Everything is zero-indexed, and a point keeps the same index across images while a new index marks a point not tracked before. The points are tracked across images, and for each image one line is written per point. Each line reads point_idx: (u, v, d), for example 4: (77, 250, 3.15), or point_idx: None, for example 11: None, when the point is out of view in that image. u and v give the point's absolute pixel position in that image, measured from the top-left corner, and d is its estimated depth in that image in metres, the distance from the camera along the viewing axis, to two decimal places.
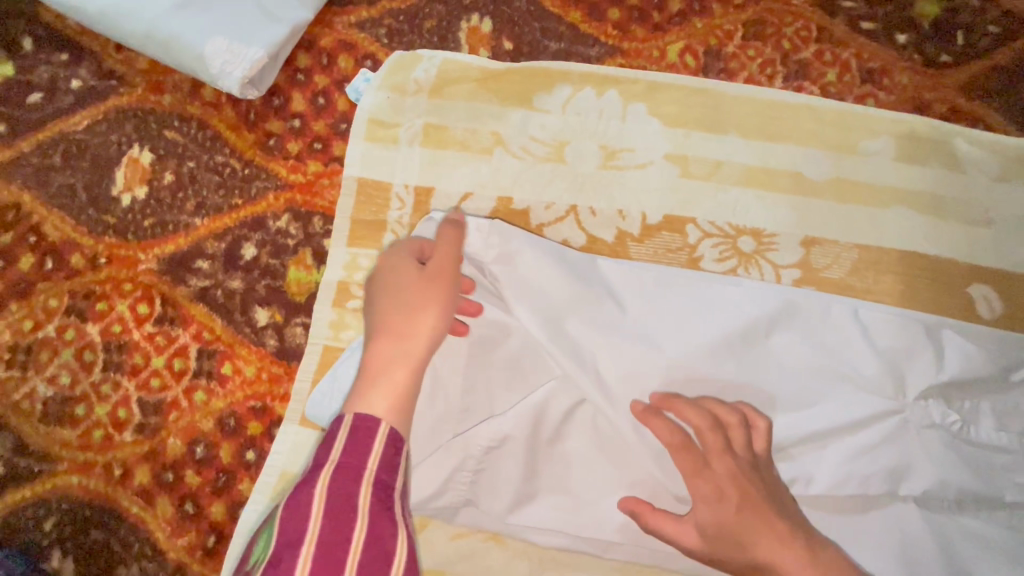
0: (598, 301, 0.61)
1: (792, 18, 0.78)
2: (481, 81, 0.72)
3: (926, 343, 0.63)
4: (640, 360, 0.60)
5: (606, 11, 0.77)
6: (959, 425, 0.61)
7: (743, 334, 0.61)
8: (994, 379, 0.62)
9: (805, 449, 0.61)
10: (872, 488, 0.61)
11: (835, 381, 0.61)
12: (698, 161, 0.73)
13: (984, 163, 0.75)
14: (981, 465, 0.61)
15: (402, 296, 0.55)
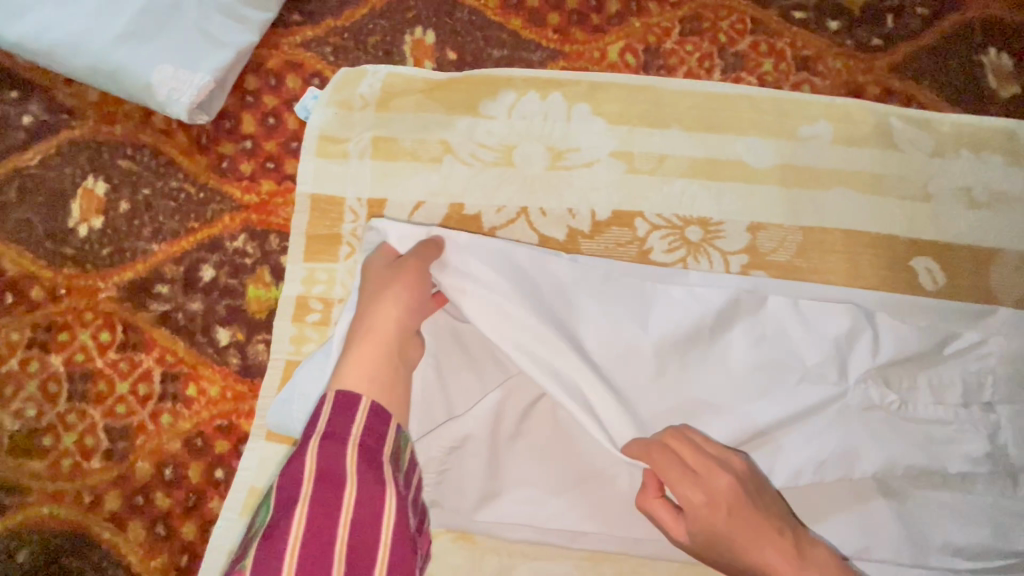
0: (546, 305, 0.61)
1: (726, 12, 0.81)
2: (427, 92, 0.74)
3: (866, 324, 0.65)
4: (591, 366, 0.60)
5: (546, 17, 0.79)
6: (897, 404, 0.64)
7: (689, 330, 0.63)
8: (929, 355, 0.66)
9: (756, 434, 0.63)
10: (826, 476, 0.64)
11: (782, 364, 0.64)
12: (643, 156, 0.75)
13: (919, 139, 0.77)
14: (924, 439, 0.64)
15: (374, 290, 0.59)
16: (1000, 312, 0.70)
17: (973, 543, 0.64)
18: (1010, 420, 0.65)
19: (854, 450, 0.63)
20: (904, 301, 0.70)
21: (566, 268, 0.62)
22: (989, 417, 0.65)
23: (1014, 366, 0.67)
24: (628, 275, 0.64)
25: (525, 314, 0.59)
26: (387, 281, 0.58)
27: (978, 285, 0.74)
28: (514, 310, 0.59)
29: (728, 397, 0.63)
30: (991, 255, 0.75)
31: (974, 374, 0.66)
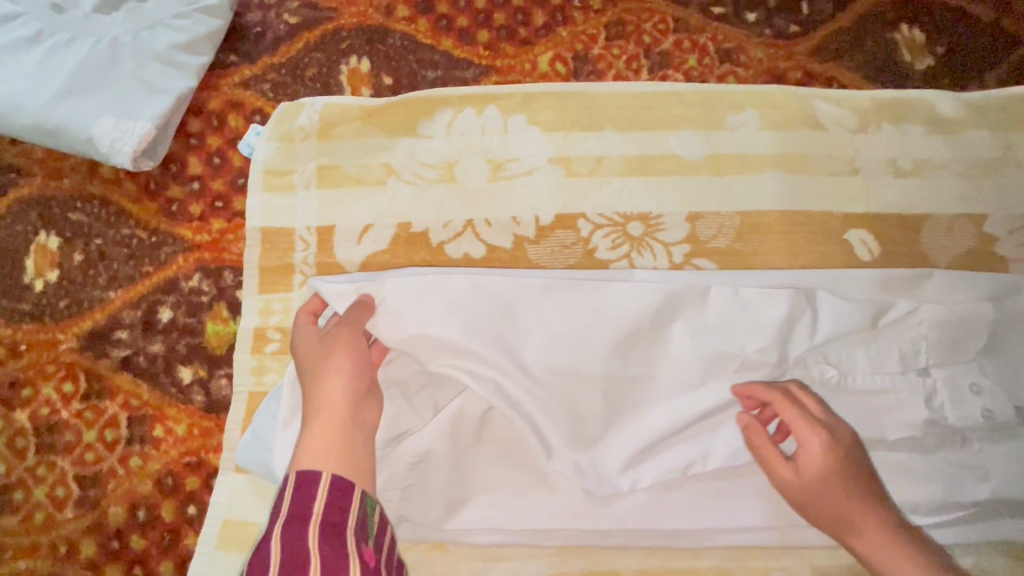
0: (479, 326, 0.64)
1: (647, 14, 0.84)
2: (365, 118, 0.77)
3: (805, 305, 0.68)
4: (522, 381, 0.64)
5: (475, 35, 0.82)
6: (837, 378, 0.69)
7: (628, 334, 0.66)
8: (866, 327, 0.69)
9: (702, 425, 0.67)
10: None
11: (726, 354, 0.67)
12: (580, 159, 0.77)
13: (843, 117, 0.80)
14: (861, 412, 0.69)
15: (316, 364, 0.62)
16: (934, 273, 0.72)
17: (925, 498, 0.67)
18: (945, 384, 0.68)
19: None
20: (842, 275, 0.73)
21: (500, 287, 0.65)
22: (926, 383, 0.68)
23: (948, 330, 0.69)
24: (563, 287, 0.67)
25: (459, 338, 0.64)
26: (326, 353, 0.62)
27: (912, 250, 0.77)
28: (447, 337, 0.63)
29: (672, 388, 0.67)
30: (921, 220, 0.78)
31: (909, 342, 0.69)
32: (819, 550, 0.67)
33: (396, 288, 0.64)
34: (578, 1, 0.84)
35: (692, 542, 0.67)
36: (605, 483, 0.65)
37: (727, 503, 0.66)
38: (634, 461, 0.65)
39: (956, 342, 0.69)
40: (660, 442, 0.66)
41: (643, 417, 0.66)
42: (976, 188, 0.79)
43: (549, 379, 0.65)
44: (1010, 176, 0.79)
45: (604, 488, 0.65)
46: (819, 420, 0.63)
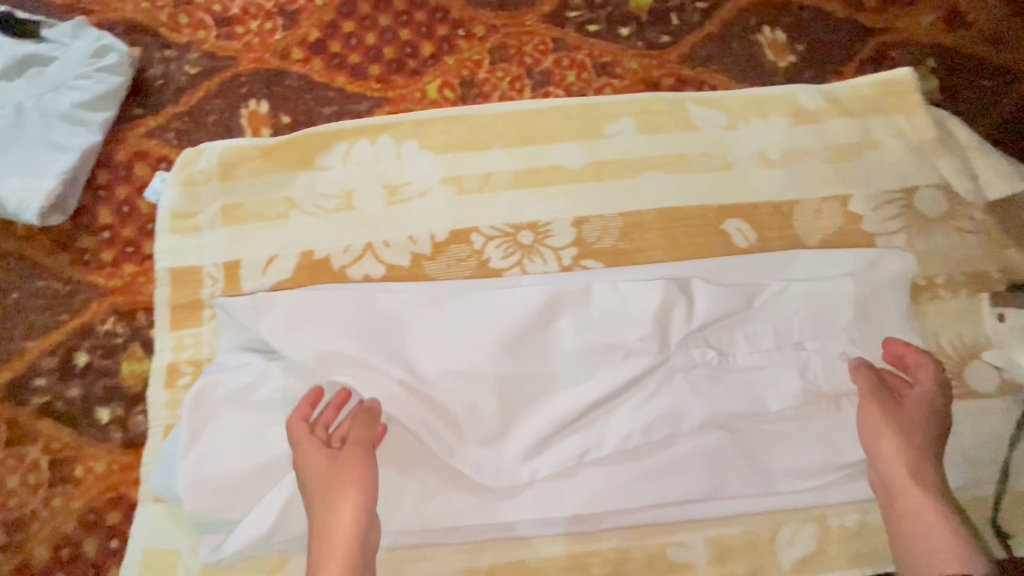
0: (374, 337, 0.70)
1: (528, 37, 0.90)
2: (264, 156, 0.81)
3: (678, 294, 0.73)
4: (415, 386, 0.69)
5: (368, 70, 0.88)
6: (717, 358, 0.72)
7: (514, 334, 0.71)
8: (740, 309, 0.74)
9: (596, 415, 0.70)
10: (654, 435, 0.70)
11: (610, 346, 0.72)
12: (471, 178, 0.83)
13: (713, 117, 0.87)
14: (744, 386, 0.72)
15: (325, 487, 0.63)
16: (799, 254, 0.78)
17: (809, 463, 0.72)
18: (818, 355, 0.74)
19: (682, 407, 0.70)
20: (717, 263, 0.78)
21: (392, 300, 0.72)
22: (800, 354, 0.73)
23: (815, 305, 0.74)
24: (451, 295, 0.73)
25: (354, 349, 0.68)
26: (335, 477, 0.63)
27: (785, 234, 0.83)
28: (343, 348, 0.68)
29: (561, 380, 0.71)
30: (792, 205, 0.84)
31: (781, 318, 0.74)
32: (712, 522, 0.72)
33: (291, 305, 0.69)
34: (462, 30, 0.90)
35: (592, 526, 0.71)
36: (505, 475, 0.69)
37: (622, 487, 0.70)
38: (531, 454, 0.69)
39: (824, 316, 0.74)
40: (553, 432, 0.69)
41: (536, 411, 0.70)
42: (839, 171, 0.85)
43: (442, 381, 0.69)
44: (870, 157, 0.85)
45: (504, 480, 0.69)
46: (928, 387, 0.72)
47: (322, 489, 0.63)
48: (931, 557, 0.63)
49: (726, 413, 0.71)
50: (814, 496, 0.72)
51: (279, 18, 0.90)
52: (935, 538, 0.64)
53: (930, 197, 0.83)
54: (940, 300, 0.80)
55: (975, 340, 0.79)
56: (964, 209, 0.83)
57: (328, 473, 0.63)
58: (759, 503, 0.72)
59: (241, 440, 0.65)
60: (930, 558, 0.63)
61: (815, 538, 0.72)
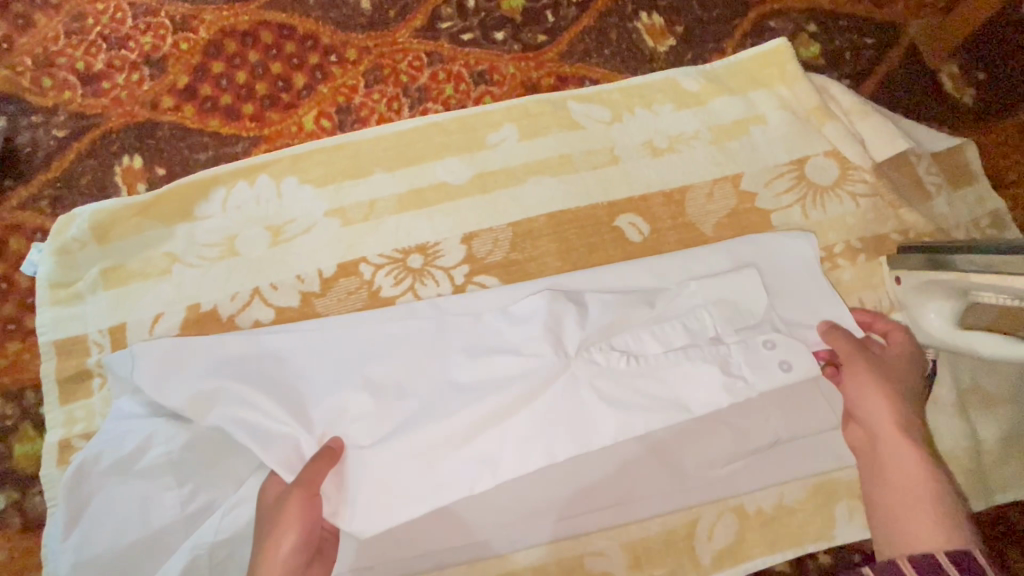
0: (261, 382, 0.67)
1: (401, 54, 0.89)
2: (140, 212, 0.79)
3: (568, 303, 0.69)
4: (298, 427, 0.66)
5: (241, 109, 0.86)
6: (626, 358, 0.67)
7: (404, 369, 0.69)
8: (642, 308, 0.70)
9: (494, 439, 0.66)
10: (559, 453, 0.66)
11: (507, 370, 0.68)
12: (354, 207, 0.81)
13: (595, 111, 0.85)
14: (655, 386, 0.67)
15: (273, 515, 0.62)
16: (691, 255, 0.75)
17: (718, 455, 0.70)
18: (740, 346, 0.67)
19: (584, 419, 0.67)
20: (606, 277, 0.75)
21: (278, 339, 0.69)
22: (718, 348, 0.67)
23: (721, 297, 0.70)
24: (338, 325, 0.71)
25: (233, 403, 0.66)
26: (284, 509, 0.62)
27: (678, 222, 0.81)
28: (226, 392, 0.66)
29: (447, 404, 0.67)
30: (683, 192, 0.82)
31: (689, 314, 0.69)
32: (628, 526, 0.72)
33: (169, 349, 0.68)
34: (334, 56, 0.88)
35: (506, 547, 0.70)
36: (383, 514, 0.64)
37: (530, 504, 0.70)
38: (416, 487, 0.65)
39: (737, 306, 0.69)
40: (444, 458, 0.65)
41: (432, 438, 0.65)
42: (727, 150, 0.83)
43: (325, 420, 0.67)
44: (757, 132, 0.84)
45: (381, 519, 0.64)
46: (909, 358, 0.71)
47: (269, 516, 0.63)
48: (921, 520, 0.56)
49: (642, 419, 0.66)
50: (726, 486, 0.72)
51: (146, 67, 0.87)
52: (926, 501, 0.58)
53: (820, 165, 0.82)
54: (840, 269, 0.79)
55: (877, 305, 0.78)
56: (855, 173, 0.82)
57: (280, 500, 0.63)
58: (672, 500, 0.71)
59: (141, 507, 0.65)
60: (918, 522, 0.56)
61: (733, 528, 0.72)
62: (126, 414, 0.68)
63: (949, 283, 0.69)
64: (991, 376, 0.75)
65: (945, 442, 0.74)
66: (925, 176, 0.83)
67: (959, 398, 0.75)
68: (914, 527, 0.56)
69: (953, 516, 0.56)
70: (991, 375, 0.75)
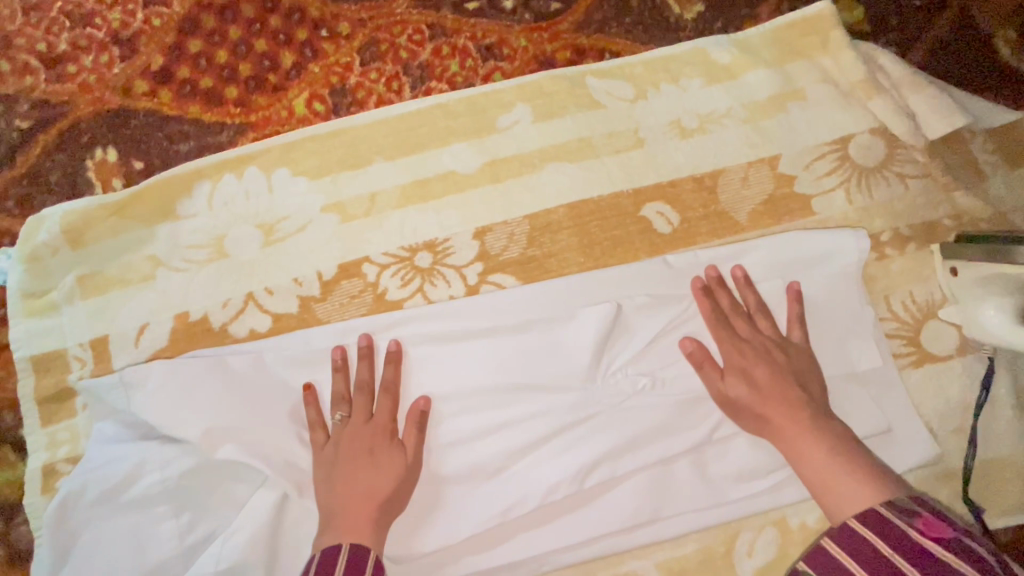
0: (270, 416, 0.62)
1: (399, 27, 0.80)
2: (117, 212, 0.72)
3: (598, 317, 0.66)
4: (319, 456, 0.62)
5: (223, 93, 0.78)
6: (650, 383, 0.65)
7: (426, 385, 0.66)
8: (669, 327, 0.67)
9: (521, 466, 0.64)
10: (585, 482, 0.64)
11: (529, 393, 0.65)
12: (354, 201, 0.73)
13: (617, 88, 0.77)
14: (682, 416, 0.65)
15: (358, 434, 0.61)
16: (730, 265, 0.70)
17: (759, 463, 0.66)
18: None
19: (609, 448, 0.64)
20: (632, 274, 0.70)
21: (280, 361, 0.64)
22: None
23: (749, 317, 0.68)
24: (351, 348, 0.66)
25: (237, 446, 0.60)
26: (370, 424, 0.62)
27: (711, 210, 0.74)
28: (228, 415, 0.61)
29: (473, 426, 0.65)
30: (715, 176, 0.75)
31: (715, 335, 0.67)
32: (662, 544, 0.66)
33: (162, 377, 0.61)
34: (324, 30, 0.79)
35: (532, 571, 0.65)
36: (412, 538, 0.63)
37: (549, 524, 0.65)
38: (448, 514, 0.63)
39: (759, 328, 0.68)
40: (476, 482, 0.64)
41: (465, 459, 0.64)
42: (762, 129, 0.76)
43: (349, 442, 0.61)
44: (796, 109, 0.76)
45: (411, 546, 0.63)
46: (765, 330, 0.66)
47: (353, 439, 0.61)
48: (842, 495, 0.55)
49: (660, 450, 0.65)
50: (768, 499, 0.66)
51: (115, 47, 0.78)
52: (834, 471, 0.57)
53: (866, 144, 0.75)
54: (888, 259, 0.73)
55: (929, 298, 0.72)
56: (904, 152, 0.74)
57: (363, 451, 0.61)
58: (710, 515, 0.66)
59: (134, 540, 0.59)
60: (840, 497, 0.55)
61: (775, 543, 0.67)
62: (114, 437, 0.62)
63: (1015, 276, 0.62)
64: None
65: (1002, 446, 0.68)
66: (980, 154, 0.76)
67: (1018, 398, 0.69)
68: (838, 502, 0.55)
69: (864, 482, 0.55)
70: None
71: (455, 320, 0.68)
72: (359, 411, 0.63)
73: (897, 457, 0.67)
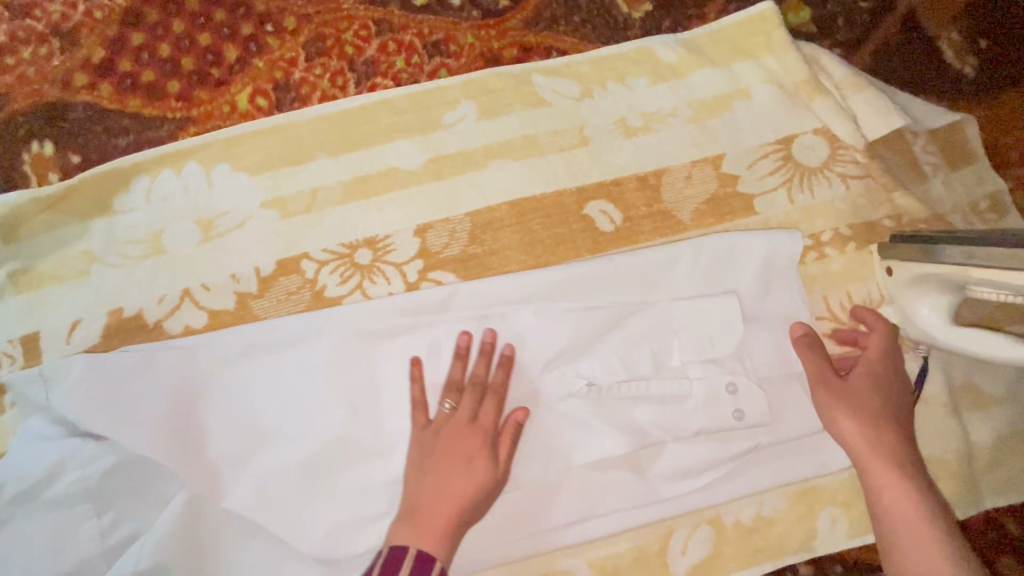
0: (191, 415, 0.63)
1: (345, 22, 0.79)
2: (51, 207, 0.71)
3: (537, 321, 0.68)
4: (247, 456, 0.63)
5: (165, 87, 0.77)
6: (587, 387, 0.66)
7: (357, 383, 0.66)
8: (604, 327, 0.68)
9: None
10: (520, 480, 0.65)
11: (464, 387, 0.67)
12: (294, 197, 0.72)
13: (562, 86, 0.77)
14: (618, 417, 0.66)
15: (455, 442, 0.61)
16: (670, 263, 0.69)
17: (693, 461, 0.66)
18: (702, 385, 0.66)
19: (544, 448, 0.65)
20: (575, 273, 0.69)
21: (214, 359, 0.65)
22: (682, 385, 0.66)
23: (698, 327, 0.67)
24: (293, 349, 0.66)
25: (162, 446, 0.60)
26: (468, 435, 0.62)
27: (653, 209, 0.74)
28: (151, 413, 0.61)
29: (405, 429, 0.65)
30: (659, 175, 0.75)
31: (658, 341, 0.67)
32: (596, 542, 0.66)
33: (86, 375, 0.61)
34: (270, 25, 0.78)
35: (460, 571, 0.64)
36: (339, 541, 0.62)
37: (481, 526, 0.64)
38: (375, 516, 0.63)
39: (711, 338, 0.67)
40: None
41: (390, 457, 0.64)
42: (706, 129, 0.76)
43: (285, 448, 0.63)
44: (741, 109, 0.76)
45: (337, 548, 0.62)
46: (888, 362, 0.66)
47: (450, 445, 0.61)
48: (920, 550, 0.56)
49: (598, 450, 0.65)
50: (702, 497, 0.66)
51: (55, 39, 0.77)
52: (916, 523, 0.57)
53: (809, 145, 0.75)
54: (827, 259, 0.73)
55: (866, 297, 0.72)
56: (846, 153, 0.75)
57: (456, 455, 0.61)
58: (644, 513, 0.66)
59: (51, 543, 0.57)
60: (913, 556, 0.56)
61: (709, 541, 0.67)
62: (38, 435, 0.61)
63: (946, 278, 0.63)
64: (984, 373, 0.71)
65: (936, 445, 0.69)
66: (922, 156, 0.76)
67: (951, 397, 0.70)
68: (911, 560, 0.56)
69: (948, 552, 0.55)
70: (985, 372, 0.71)
71: (392, 320, 0.68)
72: (461, 415, 0.62)
73: (830, 456, 0.68)
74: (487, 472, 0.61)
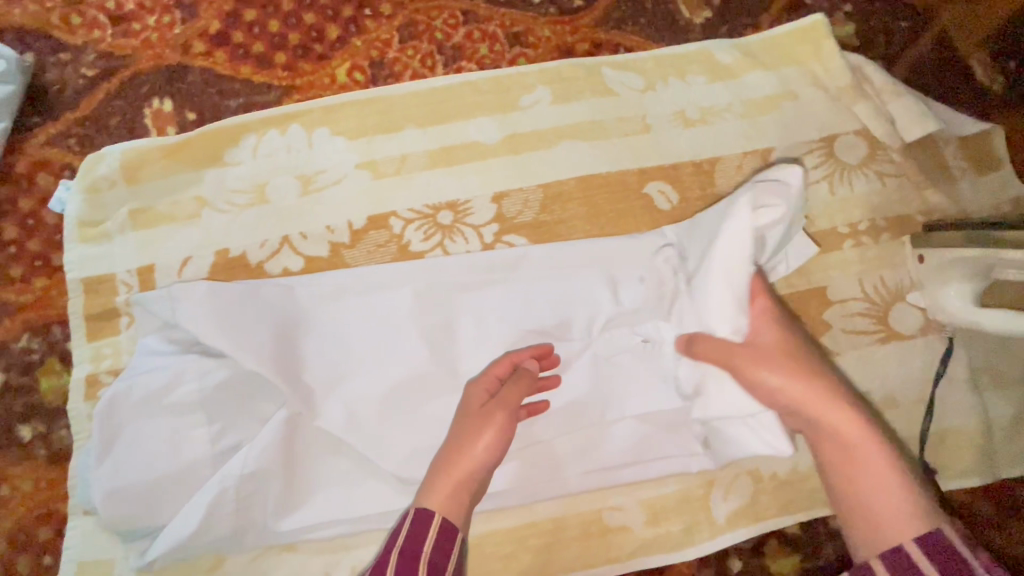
0: (291, 342, 0.70)
1: (436, 11, 0.88)
2: (169, 154, 0.79)
3: (604, 281, 0.75)
4: (338, 383, 0.70)
5: (273, 58, 0.86)
6: (647, 343, 0.73)
7: (438, 325, 0.73)
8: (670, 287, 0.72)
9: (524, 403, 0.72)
10: (581, 421, 0.72)
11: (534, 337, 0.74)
12: (385, 161, 0.81)
13: (629, 79, 0.85)
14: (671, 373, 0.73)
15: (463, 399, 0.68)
16: None
17: None
18: None
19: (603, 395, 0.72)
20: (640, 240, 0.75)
21: (312, 296, 0.72)
22: None
23: None
24: (381, 293, 0.73)
25: (266, 364, 0.67)
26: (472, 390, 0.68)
27: (706, 192, 0.82)
28: (254, 337, 0.67)
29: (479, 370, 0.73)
30: (713, 162, 0.83)
31: None
32: (645, 484, 0.74)
33: (204, 299, 0.68)
34: (368, 9, 0.87)
35: (523, 499, 0.72)
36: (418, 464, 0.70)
37: (543, 461, 0.72)
38: None
39: None
40: None
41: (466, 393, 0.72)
42: (757, 125, 0.84)
43: (373, 378, 0.71)
44: (789, 108, 0.84)
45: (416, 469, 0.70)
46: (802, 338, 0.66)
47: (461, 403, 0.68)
48: (882, 506, 0.54)
49: (652, 400, 0.72)
50: None
51: (177, 10, 0.85)
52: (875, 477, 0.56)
53: (850, 143, 0.83)
54: (863, 246, 0.80)
55: (898, 283, 0.79)
56: (883, 153, 0.83)
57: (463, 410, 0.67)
58: (689, 459, 0.73)
59: (169, 442, 0.65)
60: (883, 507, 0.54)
61: (747, 489, 0.74)
62: (157, 351, 0.68)
63: (976, 260, 0.71)
64: (1003, 356, 0.78)
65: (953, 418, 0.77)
66: (952, 160, 0.84)
67: (971, 376, 0.77)
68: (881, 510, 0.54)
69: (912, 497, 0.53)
70: (1005, 356, 0.78)
71: (470, 273, 0.75)
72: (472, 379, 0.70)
73: None
74: (483, 418, 0.64)
